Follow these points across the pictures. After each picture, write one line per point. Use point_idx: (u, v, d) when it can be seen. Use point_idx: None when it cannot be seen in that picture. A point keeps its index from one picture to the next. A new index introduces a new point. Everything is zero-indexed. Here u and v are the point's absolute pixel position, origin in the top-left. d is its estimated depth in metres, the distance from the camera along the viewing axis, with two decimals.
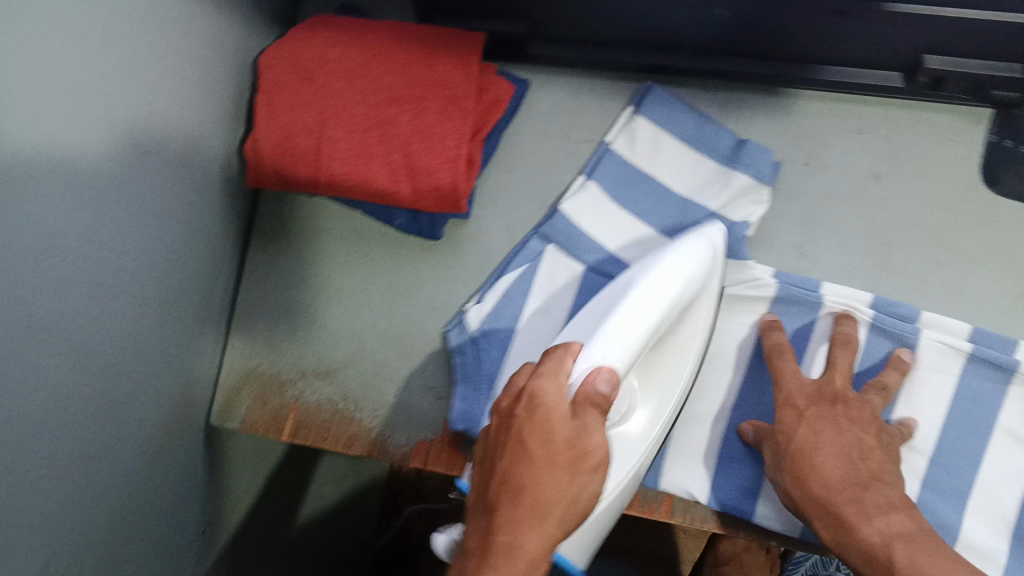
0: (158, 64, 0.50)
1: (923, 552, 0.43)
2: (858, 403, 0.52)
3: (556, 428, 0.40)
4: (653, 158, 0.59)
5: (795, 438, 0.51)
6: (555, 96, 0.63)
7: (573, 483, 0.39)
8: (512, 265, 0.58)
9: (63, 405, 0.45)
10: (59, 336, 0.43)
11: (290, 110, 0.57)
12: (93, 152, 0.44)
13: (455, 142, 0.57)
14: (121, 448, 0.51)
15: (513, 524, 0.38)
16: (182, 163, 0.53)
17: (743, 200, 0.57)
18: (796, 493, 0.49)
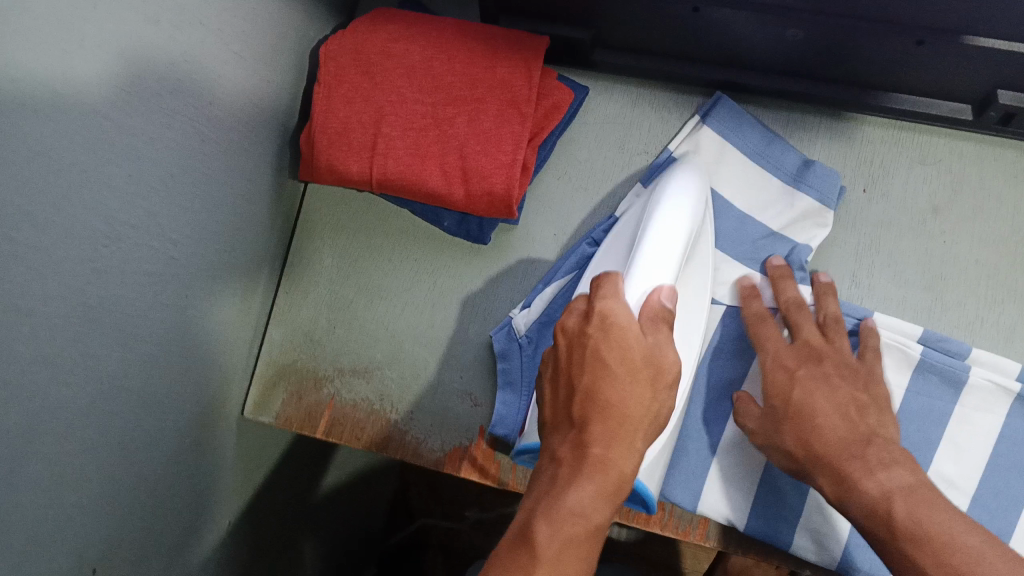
0: (223, 51, 0.49)
1: (924, 506, 0.41)
2: (840, 361, 0.51)
3: (632, 346, 0.41)
4: (716, 172, 0.59)
5: (789, 397, 0.50)
6: (614, 106, 0.62)
7: (654, 398, 0.41)
8: (560, 272, 0.57)
9: (98, 393, 0.43)
10: (99, 323, 0.42)
11: (347, 105, 0.56)
12: (151, 138, 0.43)
13: (512, 147, 0.56)
14: (156, 436, 0.50)
15: (603, 439, 0.39)
16: (236, 151, 0.53)
17: (805, 222, 0.58)
18: (797, 451, 0.49)
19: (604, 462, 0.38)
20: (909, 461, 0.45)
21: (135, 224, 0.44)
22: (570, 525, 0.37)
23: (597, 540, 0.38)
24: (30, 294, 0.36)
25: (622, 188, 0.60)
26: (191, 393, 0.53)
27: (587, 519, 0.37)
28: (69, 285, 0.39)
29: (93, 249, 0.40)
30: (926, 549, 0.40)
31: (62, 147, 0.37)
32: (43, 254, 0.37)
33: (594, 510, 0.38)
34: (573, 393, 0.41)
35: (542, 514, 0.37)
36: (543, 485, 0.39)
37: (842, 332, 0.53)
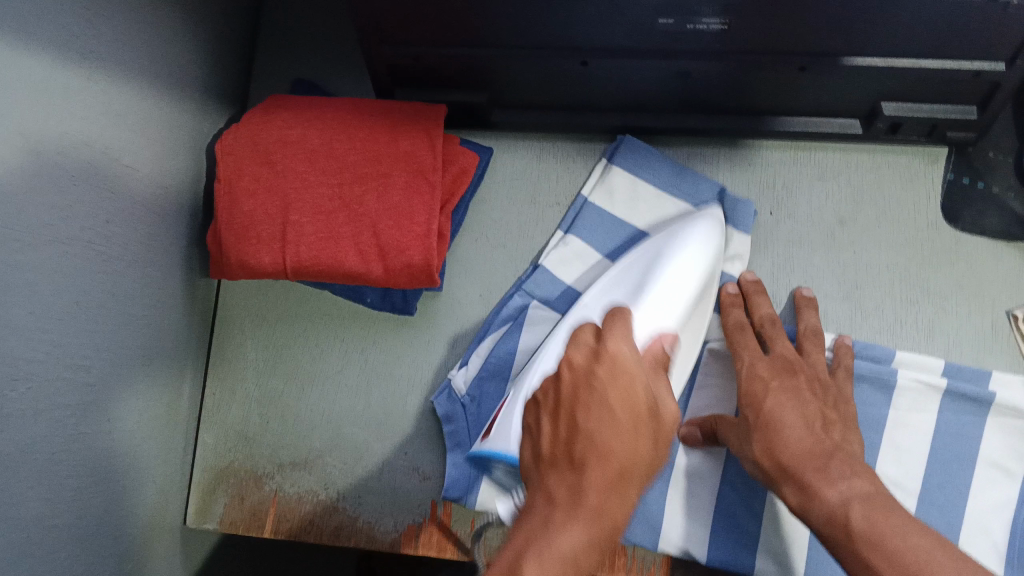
0: (115, 165, 0.47)
1: (881, 513, 0.42)
2: (817, 374, 0.52)
3: (637, 396, 0.38)
4: (633, 208, 0.59)
5: (761, 407, 0.50)
6: (519, 161, 0.62)
7: (653, 454, 0.38)
8: (493, 328, 0.57)
9: (23, 539, 0.41)
10: (16, 468, 0.40)
11: (251, 197, 0.55)
12: (47, 269, 0.42)
13: (425, 217, 0.56)
14: (94, 571, 0.47)
15: (606, 488, 0.35)
16: (142, 261, 0.51)
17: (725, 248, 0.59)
18: (763, 461, 0.48)
19: (599, 499, 0.35)
20: (866, 470, 0.46)
21: (44, 358, 0.42)
22: (560, 574, 0.33)
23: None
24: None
25: (539, 242, 0.60)
26: (127, 516, 0.51)
27: (577, 566, 0.33)
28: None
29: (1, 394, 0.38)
30: (879, 552, 0.40)
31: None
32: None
33: (585, 558, 0.34)
34: (567, 431, 0.37)
35: (531, 557, 0.33)
36: (532, 524, 0.35)
37: (818, 344, 0.54)
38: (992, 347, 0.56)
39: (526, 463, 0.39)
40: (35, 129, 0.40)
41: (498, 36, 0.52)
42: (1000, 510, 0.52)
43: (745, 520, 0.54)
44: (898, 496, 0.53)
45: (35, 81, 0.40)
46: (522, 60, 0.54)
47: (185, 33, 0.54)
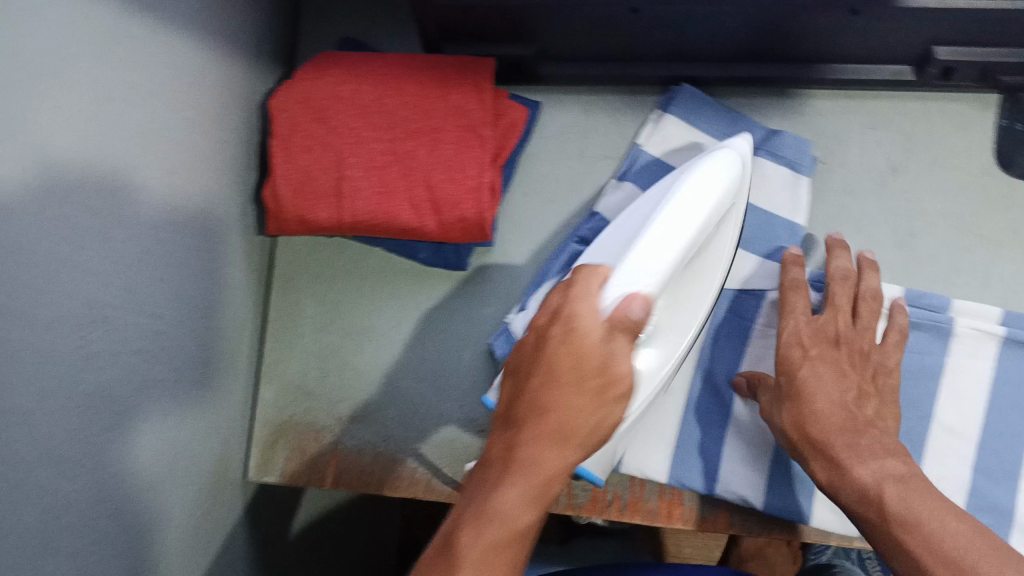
0: (177, 121, 0.48)
1: (914, 494, 0.41)
2: (862, 347, 0.52)
3: (587, 354, 0.39)
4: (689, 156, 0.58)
5: (795, 375, 0.50)
6: (567, 116, 0.62)
7: (597, 409, 0.39)
8: (552, 272, 0.58)
9: (108, 479, 0.42)
10: (98, 410, 0.41)
11: (306, 152, 0.56)
12: (120, 216, 0.43)
13: (476, 171, 0.56)
14: (169, 517, 0.49)
15: (540, 441, 0.38)
16: (203, 216, 0.52)
17: (782, 188, 0.58)
18: (791, 432, 0.49)
19: (532, 456, 0.37)
20: (890, 448, 0.45)
21: (119, 304, 0.43)
22: (500, 526, 0.35)
23: (523, 546, 0.36)
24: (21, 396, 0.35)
25: (590, 195, 0.60)
26: (196, 465, 0.52)
27: (512, 520, 0.36)
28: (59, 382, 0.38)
29: (76, 340, 0.39)
30: (915, 533, 0.40)
31: (31, 239, 0.35)
32: (31, 354, 0.36)
33: (521, 511, 0.36)
34: (518, 404, 0.40)
35: (473, 519, 0.36)
36: (478, 484, 0.38)
37: (873, 311, 0.53)
38: None
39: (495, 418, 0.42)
40: (105, 79, 0.41)
41: None
42: None
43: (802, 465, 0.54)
44: (955, 442, 0.53)
45: (104, 32, 0.41)
46: (572, 10, 0.53)
47: None
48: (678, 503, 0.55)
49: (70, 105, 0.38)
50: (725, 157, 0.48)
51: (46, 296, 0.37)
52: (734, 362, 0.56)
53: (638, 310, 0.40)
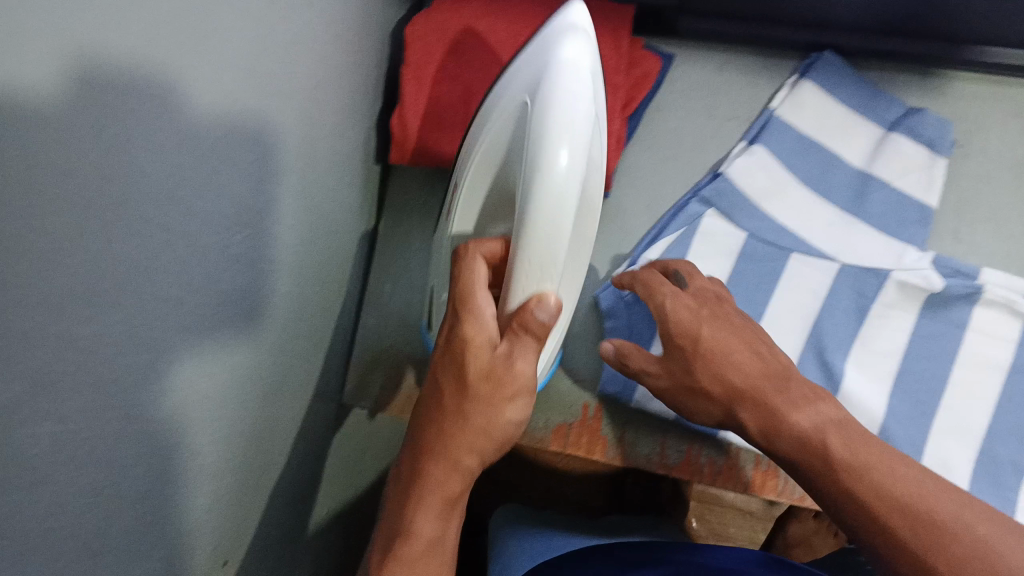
0: (331, 32, 0.47)
1: (858, 440, 0.41)
2: (728, 308, 0.50)
3: (477, 359, 0.39)
4: (823, 125, 0.58)
5: (699, 337, 0.47)
6: (699, 73, 0.60)
7: (490, 415, 0.40)
8: (670, 228, 0.57)
9: (238, 383, 0.41)
10: (239, 311, 0.40)
11: (437, 84, 0.56)
12: (285, 122, 0.42)
13: (608, 119, 0.55)
14: (268, 430, 0.48)
15: (425, 460, 0.40)
16: (334, 132, 0.51)
17: (915, 166, 0.56)
18: (714, 391, 0.46)
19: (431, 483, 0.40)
20: (806, 395, 0.44)
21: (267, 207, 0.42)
22: (416, 549, 0.40)
23: (442, 553, 0.41)
24: (196, 283, 0.34)
25: (715, 154, 0.59)
26: (294, 381, 0.51)
27: (418, 537, 0.40)
28: (223, 274, 0.37)
29: (240, 236, 0.38)
30: (864, 479, 0.39)
31: (226, 123, 0.34)
32: (208, 245, 0.35)
33: (426, 529, 0.40)
34: (417, 433, 0.42)
35: (396, 544, 0.40)
36: (397, 504, 0.41)
37: (716, 288, 0.51)
38: None
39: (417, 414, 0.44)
40: None
41: None
42: None
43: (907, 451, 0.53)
44: None
45: None
46: None
47: None
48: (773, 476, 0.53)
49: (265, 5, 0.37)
50: (575, 65, 0.36)
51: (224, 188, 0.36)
52: (847, 339, 0.55)
53: (491, 313, 0.39)
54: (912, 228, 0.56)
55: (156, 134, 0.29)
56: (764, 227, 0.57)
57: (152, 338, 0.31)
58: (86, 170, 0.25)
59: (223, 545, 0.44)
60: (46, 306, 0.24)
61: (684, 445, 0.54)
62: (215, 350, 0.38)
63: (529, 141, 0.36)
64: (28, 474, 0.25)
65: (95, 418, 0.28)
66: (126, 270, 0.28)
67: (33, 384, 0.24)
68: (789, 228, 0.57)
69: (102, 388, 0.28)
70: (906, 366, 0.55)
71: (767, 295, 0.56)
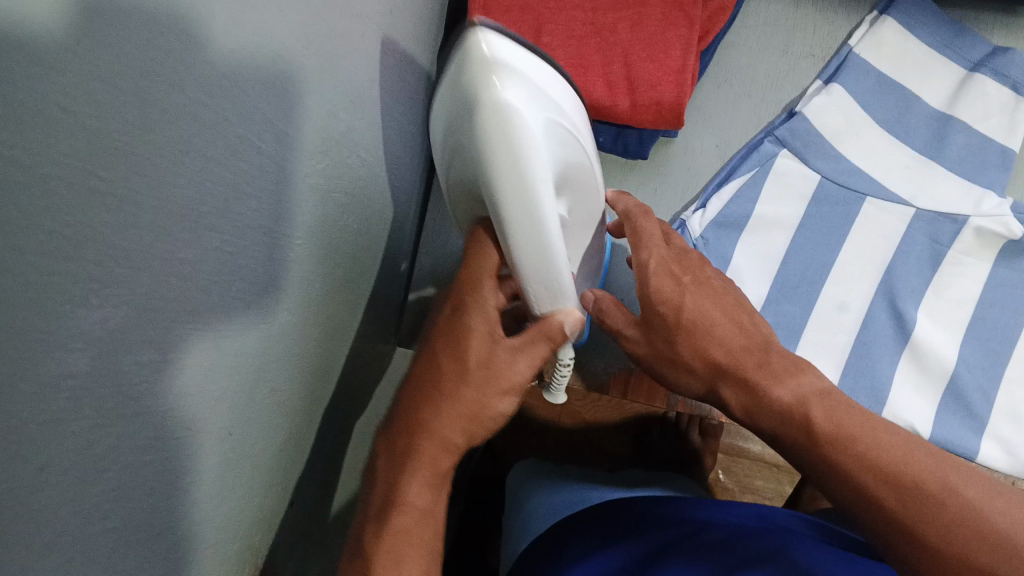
0: None
1: (843, 410, 0.36)
2: (709, 272, 0.43)
3: (477, 344, 0.36)
4: (903, 64, 0.55)
5: (680, 306, 0.40)
6: (775, 8, 0.57)
7: (486, 400, 0.36)
8: (740, 169, 0.56)
9: (300, 322, 0.40)
10: (301, 250, 0.38)
11: (506, 14, 0.53)
12: (352, 51, 0.40)
13: (680, 52, 0.54)
14: (331, 371, 0.48)
15: (416, 438, 0.36)
16: (402, 64, 0.48)
17: (996, 109, 0.54)
18: (697, 366, 0.40)
19: (424, 453, 0.36)
20: (789, 365, 0.39)
21: (339, 138, 0.41)
22: (408, 520, 0.35)
23: (432, 530, 0.36)
24: (263, 215, 0.33)
25: (790, 92, 0.57)
26: (355, 320, 0.50)
27: (410, 509, 0.35)
28: (291, 207, 0.36)
29: (306, 170, 0.37)
30: (846, 450, 0.34)
31: (293, 44, 0.32)
32: (270, 175, 0.33)
33: (418, 500, 0.36)
34: (403, 409, 0.38)
35: (383, 517, 0.35)
36: (382, 480, 0.37)
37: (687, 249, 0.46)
38: None
39: (396, 398, 0.40)
40: None
41: None
42: None
43: (977, 400, 0.53)
44: None
45: None
46: None
47: None
48: None
49: None
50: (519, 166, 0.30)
51: (287, 117, 0.33)
52: (920, 285, 0.54)
53: (495, 302, 0.36)
54: (991, 174, 0.54)
55: (225, 52, 0.27)
56: (837, 168, 0.55)
57: (221, 267, 0.30)
58: (135, 92, 0.22)
59: (286, 485, 0.44)
60: (128, 225, 0.23)
61: None
62: (282, 287, 0.37)
63: (500, 234, 0.33)
64: (116, 402, 0.25)
65: (169, 344, 0.27)
66: (202, 195, 0.27)
67: (119, 300, 0.24)
68: (863, 171, 0.55)
69: (173, 314, 0.27)
70: (981, 315, 0.54)
71: (839, 242, 0.55)
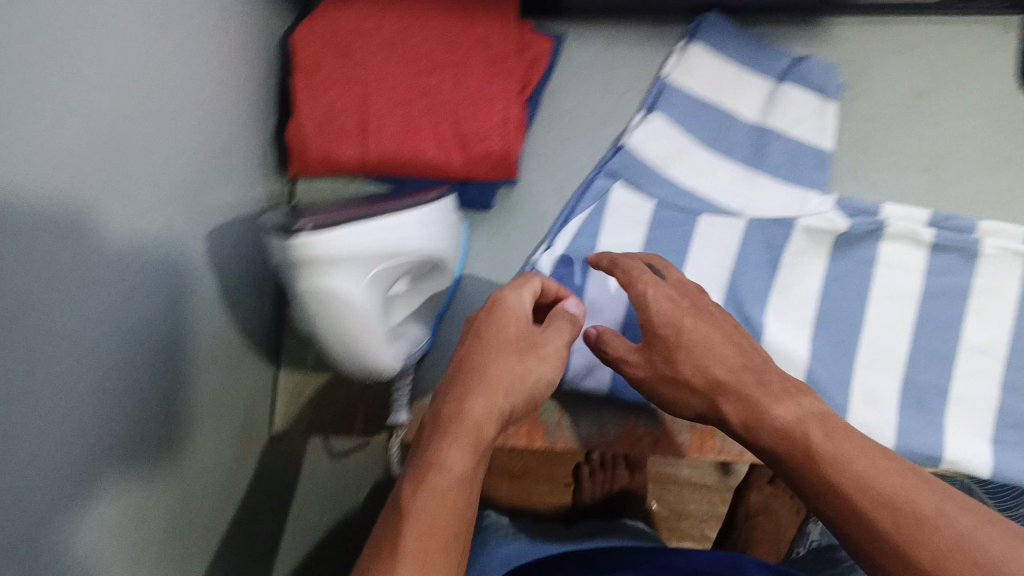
0: (204, 53, 0.46)
1: (839, 432, 0.37)
2: (710, 304, 0.47)
3: (510, 319, 0.43)
4: (716, 87, 0.58)
5: (681, 328, 0.45)
6: (591, 50, 0.60)
7: (532, 367, 0.41)
8: (580, 206, 0.57)
9: (163, 414, 0.42)
10: (144, 345, 0.40)
11: (330, 90, 0.54)
12: (165, 153, 0.41)
13: (503, 105, 0.55)
14: (215, 453, 0.49)
15: (459, 395, 0.39)
16: (226, 155, 0.50)
17: (807, 116, 0.57)
18: (695, 382, 0.43)
19: (462, 420, 0.37)
20: (787, 389, 0.41)
21: (165, 239, 0.41)
22: (443, 480, 0.35)
23: (471, 495, 0.35)
24: (95, 323, 0.35)
25: (616, 126, 0.60)
26: (225, 411, 0.50)
27: (448, 470, 0.35)
28: (139, 303, 0.39)
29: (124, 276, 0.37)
30: (842, 470, 0.35)
31: (89, 152, 0.34)
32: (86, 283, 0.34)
33: (458, 461, 0.36)
34: (446, 380, 0.41)
35: (417, 478, 0.35)
36: (420, 447, 0.37)
37: (678, 274, 0.50)
38: None
39: None
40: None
41: None
42: None
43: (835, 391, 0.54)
44: (983, 360, 0.54)
45: None
46: None
47: None
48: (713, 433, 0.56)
49: (114, 34, 0.36)
50: (359, 319, 0.42)
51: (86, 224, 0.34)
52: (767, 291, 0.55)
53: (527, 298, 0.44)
54: (809, 176, 0.57)
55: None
56: (672, 193, 0.57)
57: (75, 381, 0.34)
58: None
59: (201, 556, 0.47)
60: None
61: (620, 419, 0.57)
62: (159, 370, 0.41)
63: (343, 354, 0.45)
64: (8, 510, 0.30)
65: (47, 471, 0.32)
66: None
67: None
68: (696, 190, 0.57)
69: (38, 426, 0.31)
70: (827, 310, 0.55)
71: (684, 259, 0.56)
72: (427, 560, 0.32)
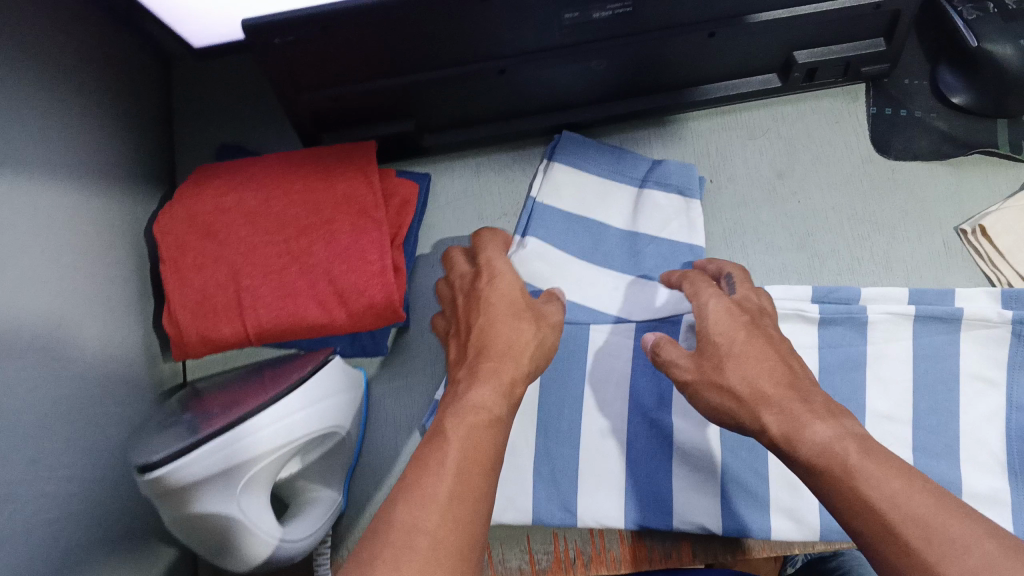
0: (58, 267, 0.46)
1: (879, 455, 0.37)
2: (773, 325, 0.47)
3: (509, 284, 0.46)
4: (583, 200, 0.60)
5: (736, 339, 0.44)
6: (458, 181, 0.63)
7: (538, 330, 0.44)
8: None
9: None
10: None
11: (199, 272, 0.54)
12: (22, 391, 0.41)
13: (377, 253, 0.55)
14: None
15: (488, 349, 0.42)
16: (99, 358, 0.50)
17: (674, 216, 0.59)
18: (740, 392, 0.42)
19: (492, 367, 0.41)
20: (828, 410, 0.40)
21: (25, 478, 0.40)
22: (465, 419, 0.37)
23: (497, 431, 0.38)
24: None
25: None
26: None
27: (484, 410, 0.38)
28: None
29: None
30: (876, 488, 0.35)
31: None
32: None
33: (492, 403, 0.39)
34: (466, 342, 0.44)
35: (449, 414, 0.38)
36: (452, 391, 0.40)
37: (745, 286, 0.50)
38: (948, 267, 0.57)
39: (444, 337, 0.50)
40: None
41: (400, 65, 0.50)
42: (988, 419, 0.53)
43: (753, 482, 0.54)
44: (892, 426, 0.54)
45: None
46: (438, 86, 0.53)
47: (96, 114, 0.52)
48: (641, 545, 0.57)
49: None
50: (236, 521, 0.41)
51: None
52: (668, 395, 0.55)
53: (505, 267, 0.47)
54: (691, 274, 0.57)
55: None
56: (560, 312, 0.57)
57: None
58: None
59: None
60: None
61: (550, 545, 0.57)
62: None
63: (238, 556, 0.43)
64: None
65: None
66: None
67: None
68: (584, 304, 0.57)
69: None
70: None
71: (581, 374, 0.56)
72: (465, 485, 0.34)
